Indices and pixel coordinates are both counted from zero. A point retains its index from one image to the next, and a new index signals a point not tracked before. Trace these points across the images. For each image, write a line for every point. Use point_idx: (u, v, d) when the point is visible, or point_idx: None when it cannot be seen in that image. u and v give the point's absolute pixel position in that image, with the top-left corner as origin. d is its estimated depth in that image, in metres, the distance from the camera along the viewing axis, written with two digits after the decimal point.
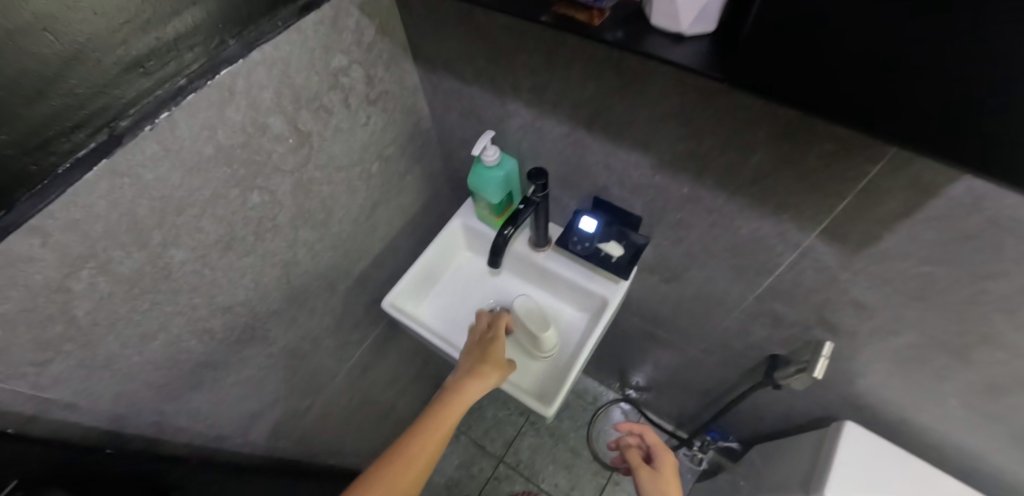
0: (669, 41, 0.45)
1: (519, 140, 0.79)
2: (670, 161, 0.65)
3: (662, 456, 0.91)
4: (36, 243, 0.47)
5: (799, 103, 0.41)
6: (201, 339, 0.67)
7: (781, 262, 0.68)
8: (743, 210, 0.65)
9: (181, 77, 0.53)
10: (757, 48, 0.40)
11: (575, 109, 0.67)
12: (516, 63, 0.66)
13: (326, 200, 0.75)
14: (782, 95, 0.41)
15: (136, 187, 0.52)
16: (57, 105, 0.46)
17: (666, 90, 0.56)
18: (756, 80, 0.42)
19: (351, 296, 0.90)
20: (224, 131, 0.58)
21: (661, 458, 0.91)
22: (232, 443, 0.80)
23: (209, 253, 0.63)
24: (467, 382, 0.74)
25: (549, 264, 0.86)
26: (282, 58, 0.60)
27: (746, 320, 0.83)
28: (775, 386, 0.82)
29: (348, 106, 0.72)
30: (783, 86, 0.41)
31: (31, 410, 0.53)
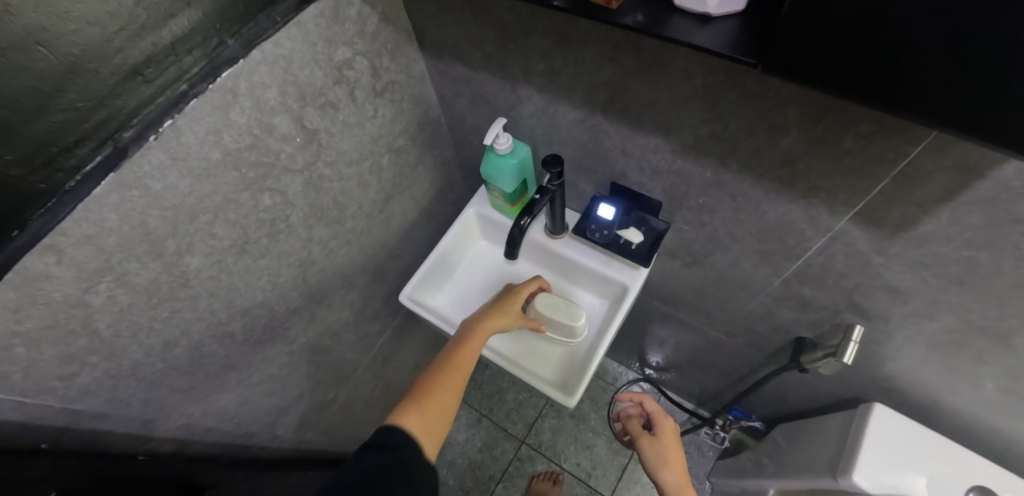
0: (694, 24, 0.42)
1: (532, 127, 0.76)
2: (692, 145, 0.62)
3: (663, 424, 0.90)
4: (50, 261, 0.47)
5: (843, 89, 0.37)
6: (223, 342, 0.67)
7: (810, 247, 0.65)
8: (771, 194, 0.62)
9: (181, 82, 0.52)
10: (793, 31, 0.36)
11: (590, 94, 0.64)
12: (527, 47, 0.63)
13: (338, 197, 0.74)
14: (824, 81, 0.38)
15: (146, 198, 0.52)
16: (59, 120, 0.45)
17: (687, 72, 0.53)
18: (794, 65, 0.38)
19: (369, 290, 0.90)
20: (230, 134, 0.56)
21: (662, 427, 0.90)
22: (259, 438, 0.82)
23: (224, 259, 0.62)
24: (490, 322, 0.77)
25: (567, 251, 0.84)
26: (284, 55, 0.58)
27: (772, 304, 0.80)
28: (802, 370, 0.80)
29: (355, 99, 0.69)
30: (824, 71, 0.37)
31: (63, 421, 0.54)
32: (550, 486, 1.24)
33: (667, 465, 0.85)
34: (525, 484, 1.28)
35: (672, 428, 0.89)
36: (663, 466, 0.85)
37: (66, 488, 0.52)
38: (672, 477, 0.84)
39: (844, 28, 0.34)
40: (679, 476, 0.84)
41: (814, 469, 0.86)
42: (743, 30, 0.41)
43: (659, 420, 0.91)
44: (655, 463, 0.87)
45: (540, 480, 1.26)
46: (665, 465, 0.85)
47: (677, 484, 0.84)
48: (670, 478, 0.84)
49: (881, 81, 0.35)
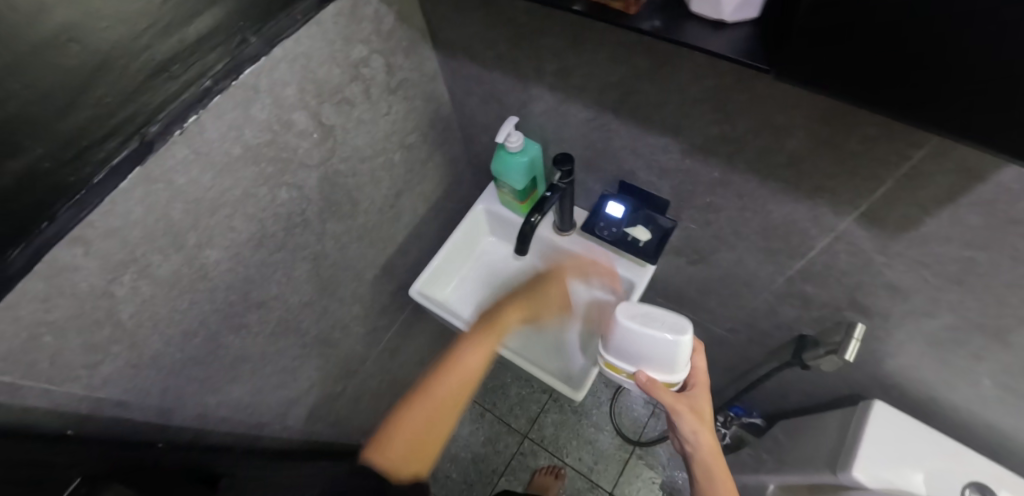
0: (709, 30, 0.43)
1: (543, 126, 0.77)
2: (701, 145, 0.63)
3: (701, 384, 0.72)
4: (78, 252, 0.48)
5: (859, 95, 0.39)
6: (238, 333, 0.69)
7: (814, 246, 0.67)
8: (777, 194, 0.63)
9: (206, 78, 0.53)
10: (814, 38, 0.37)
11: (601, 94, 0.65)
12: (540, 48, 0.64)
13: (351, 192, 0.75)
14: (840, 85, 0.39)
15: (169, 191, 0.53)
16: (89, 115, 0.46)
17: (697, 74, 0.55)
18: (811, 72, 0.39)
19: (378, 284, 0.91)
20: (250, 130, 0.58)
21: (698, 387, 0.72)
22: (269, 428, 0.83)
23: (242, 251, 0.64)
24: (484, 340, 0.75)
25: (575, 248, 0.85)
26: (304, 53, 0.59)
27: (775, 302, 0.82)
28: (804, 366, 0.82)
29: (370, 96, 0.71)
30: (842, 77, 0.38)
31: (86, 409, 0.56)
32: (552, 480, 1.26)
33: (700, 420, 0.69)
34: (527, 478, 1.30)
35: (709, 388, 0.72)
36: (694, 418, 0.69)
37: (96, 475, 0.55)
38: (705, 431, 0.69)
39: (861, 35, 0.35)
40: (708, 431, 0.70)
41: (814, 464, 0.87)
42: (755, 35, 0.43)
43: (696, 384, 0.72)
44: (685, 422, 0.69)
45: (542, 473, 1.28)
46: (699, 421, 0.69)
47: (707, 440, 0.69)
48: (700, 431, 0.69)
49: (891, 86, 0.37)
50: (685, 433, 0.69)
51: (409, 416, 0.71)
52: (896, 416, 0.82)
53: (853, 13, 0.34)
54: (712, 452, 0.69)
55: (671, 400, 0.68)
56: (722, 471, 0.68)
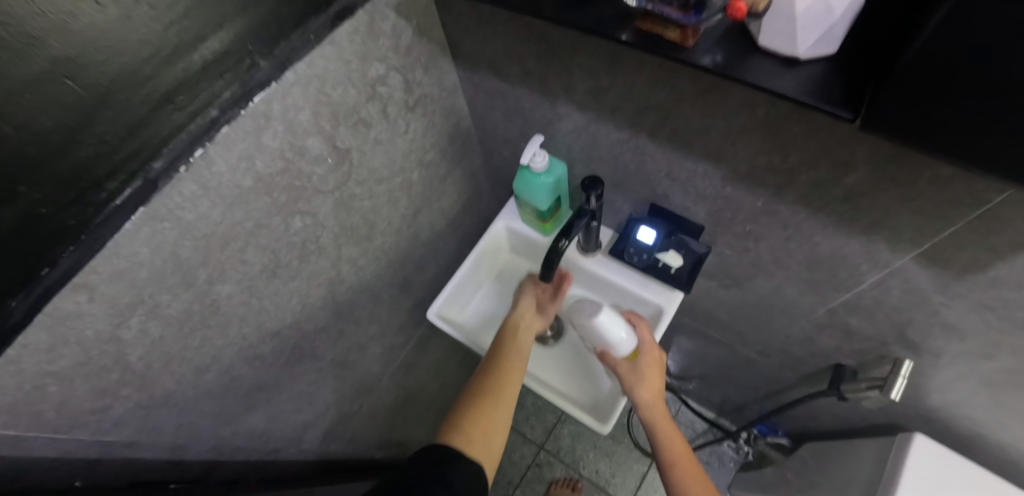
0: (780, 65, 0.38)
1: (570, 144, 0.72)
2: (745, 173, 0.58)
3: (650, 351, 0.74)
4: (82, 299, 0.45)
5: (964, 154, 0.33)
6: (252, 365, 0.66)
7: (863, 280, 0.62)
8: (827, 227, 0.58)
9: (212, 107, 0.49)
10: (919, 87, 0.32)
11: (637, 116, 0.60)
12: (571, 66, 0.59)
13: (368, 215, 0.72)
14: (943, 142, 0.33)
15: (177, 229, 0.50)
16: (89, 153, 0.43)
17: (748, 102, 0.50)
18: (909, 124, 0.34)
19: (395, 303, 0.88)
20: (263, 160, 0.54)
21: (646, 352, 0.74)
22: (285, 453, 0.81)
23: (255, 284, 0.60)
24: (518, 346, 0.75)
25: (601, 271, 0.81)
26: (318, 75, 0.55)
27: (813, 331, 0.77)
28: (842, 398, 0.78)
29: (387, 115, 0.67)
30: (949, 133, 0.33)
31: (97, 452, 0.53)
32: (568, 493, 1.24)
33: (640, 384, 0.72)
34: (543, 489, 1.28)
35: (661, 353, 0.74)
36: (634, 382, 0.73)
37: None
38: (646, 393, 0.72)
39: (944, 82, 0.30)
40: (653, 392, 0.72)
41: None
42: (837, 74, 0.37)
43: (645, 350, 0.74)
44: (630, 385, 0.73)
45: (558, 486, 1.26)
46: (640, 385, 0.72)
47: (651, 401, 0.72)
48: (642, 395, 0.72)
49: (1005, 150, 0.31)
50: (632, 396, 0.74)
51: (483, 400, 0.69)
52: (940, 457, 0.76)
53: (917, 59, 0.30)
54: (654, 410, 0.72)
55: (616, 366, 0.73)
56: (667, 428, 0.72)
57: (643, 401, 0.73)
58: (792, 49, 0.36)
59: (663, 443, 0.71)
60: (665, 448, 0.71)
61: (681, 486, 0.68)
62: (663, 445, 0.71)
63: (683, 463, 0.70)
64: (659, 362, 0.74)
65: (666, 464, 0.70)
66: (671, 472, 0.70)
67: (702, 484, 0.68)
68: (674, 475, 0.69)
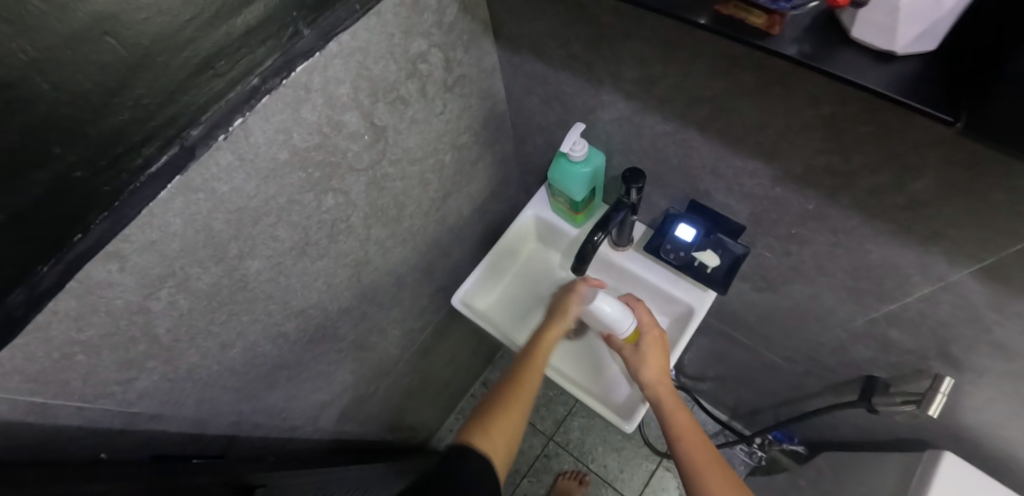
0: (870, 60, 0.36)
1: (610, 134, 0.70)
2: (799, 174, 0.56)
3: (650, 331, 0.74)
4: (113, 268, 0.43)
5: None
6: (276, 343, 0.65)
7: (913, 292, 0.60)
8: (882, 236, 0.56)
9: (253, 76, 0.46)
10: None
11: (688, 108, 0.58)
12: (623, 52, 0.57)
13: (398, 196, 0.70)
14: None
15: (211, 201, 0.48)
16: (126, 118, 0.40)
17: (815, 99, 0.47)
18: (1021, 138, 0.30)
19: (418, 288, 0.87)
20: (300, 133, 0.52)
21: (648, 334, 0.74)
22: (302, 431, 0.81)
23: (284, 260, 0.59)
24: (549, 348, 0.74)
25: (632, 266, 0.80)
26: (360, 48, 0.52)
27: (847, 340, 0.75)
28: (871, 410, 0.76)
29: (425, 94, 0.64)
30: None
31: (119, 424, 0.52)
32: (575, 486, 1.23)
33: (644, 362, 0.72)
34: (550, 480, 1.28)
35: (662, 334, 0.74)
36: (638, 361, 0.72)
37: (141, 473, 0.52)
38: (649, 371, 0.71)
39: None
40: (658, 370, 0.71)
41: None
42: (935, 71, 0.35)
43: (647, 331, 0.74)
44: (633, 364, 0.72)
45: (565, 478, 1.25)
46: (644, 364, 0.72)
47: (654, 379, 0.71)
48: (646, 373, 0.71)
49: None
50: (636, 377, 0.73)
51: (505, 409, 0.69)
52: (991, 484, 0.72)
53: None
54: (661, 387, 0.71)
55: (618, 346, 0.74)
56: (674, 404, 0.70)
57: (648, 379, 0.71)
58: (888, 45, 0.34)
59: (670, 419, 0.69)
60: (673, 423, 0.69)
61: (690, 461, 0.66)
62: (671, 421, 0.69)
63: (691, 437, 0.67)
64: (660, 342, 0.74)
65: (676, 439, 0.68)
66: (679, 446, 0.67)
67: (711, 457, 0.65)
68: (681, 451, 0.67)
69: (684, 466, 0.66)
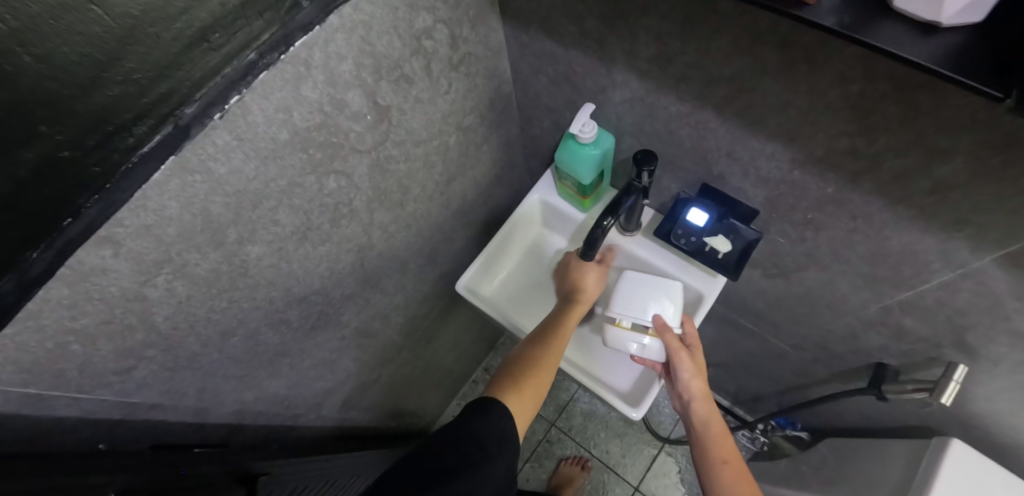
0: (914, 33, 0.34)
1: (621, 115, 0.68)
2: (820, 156, 0.54)
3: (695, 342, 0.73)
4: (107, 254, 0.41)
5: None
6: (278, 330, 0.63)
7: (930, 279, 0.58)
8: (903, 221, 0.54)
9: (250, 51, 0.43)
10: None
11: (706, 88, 0.55)
12: (639, 28, 0.54)
13: (402, 179, 0.67)
14: None
15: (209, 183, 0.45)
16: (116, 94, 0.38)
17: (843, 78, 0.45)
18: None
19: (421, 273, 0.85)
20: (300, 112, 0.49)
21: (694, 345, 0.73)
22: (305, 418, 0.79)
23: (285, 246, 0.57)
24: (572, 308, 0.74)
25: (640, 251, 0.78)
26: (364, 21, 0.50)
27: (859, 328, 0.74)
28: (880, 397, 0.75)
29: (430, 73, 0.62)
30: None
31: (118, 414, 0.51)
32: (578, 471, 1.23)
33: (698, 373, 0.71)
34: (553, 466, 1.28)
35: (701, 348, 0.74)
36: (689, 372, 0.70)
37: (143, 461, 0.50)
38: (700, 384, 0.71)
39: None
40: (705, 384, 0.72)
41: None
42: (977, 43, 0.33)
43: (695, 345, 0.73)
44: (685, 375, 0.70)
45: (569, 463, 1.25)
46: (698, 375, 0.71)
47: (701, 392, 0.71)
48: (696, 386, 0.71)
49: None
50: (682, 388, 0.72)
51: (530, 371, 0.67)
52: (1006, 473, 0.71)
53: None
54: (706, 404, 0.72)
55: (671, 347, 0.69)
56: (718, 424, 0.72)
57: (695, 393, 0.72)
58: (932, 16, 0.32)
59: (710, 436, 0.71)
60: (713, 441, 0.71)
61: (727, 485, 0.68)
62: (714, 442, 0.71)
63: (731, 461, 0.70)
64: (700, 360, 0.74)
65: (717, 460, 0.70)
66: (720, 469, 0.70)
67: (747, 484, 0.68)
68: (721, 472, 0.70)
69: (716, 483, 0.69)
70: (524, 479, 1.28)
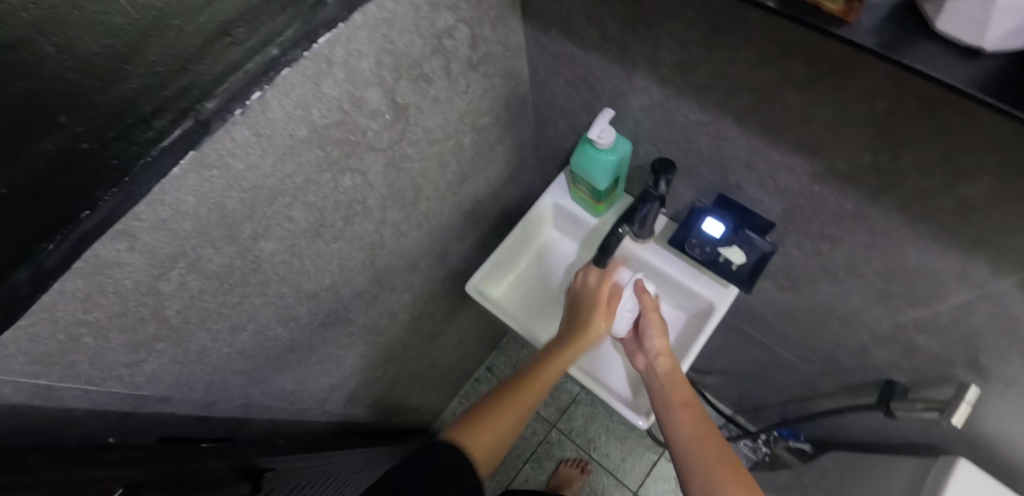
0: (949, 55, 0.33)
1: (639, 121, 0.67)
2: (842, 172, 0.53)
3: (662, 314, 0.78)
4: (122, 247, 0.41)
5: None
6: (287, 325, 0.63)
7: (948, 299, 0.58)
8: (923, 240, 0.53)
9: (273, 46, 0.42)
10: None
11: (728, 98, 0.55)
12: (663, 35, 0.53)
13: (416, 178, 0.67)
14: None
15: (225, 179, 0.45)
16: (137, 86, 0.38)
17: (869, 94, 0.44)
18: None
19: (430, 272, 0.85)
20: (319, 109, 0.49)
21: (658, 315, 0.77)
22: (310, 413, 0.79)
23: (299, 242, 0.56)
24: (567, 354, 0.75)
25: (652, 258, 0.78)
26: (386, 19, 0.49)
27: (870, 343, 0.73)
28: (888, 413, 0.75)
29: (449, 73, 0.61)
30: None
31: (128, 406, 0.50)
32: (577, 474, 1.23)
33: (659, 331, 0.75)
34: (552, 467, 1.28)
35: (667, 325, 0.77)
36: (653, 326, 0.75)
37: (147, 456, 0.49)
38: (662, 341, 0.74)
39: None
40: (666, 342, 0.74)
41: None
42: (1017, 66, 0.32)
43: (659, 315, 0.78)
44: (649, 328, 0.75)
45: (568, 465, 1.25)
46: (659, 333, 0.75)
47: (663, 348, 0.74)
48: (659, 341, 0.74)
49: None
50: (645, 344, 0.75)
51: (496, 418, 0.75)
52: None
53: None
54: (667, 358, 0.73)
55: (647, 306, 0.76)
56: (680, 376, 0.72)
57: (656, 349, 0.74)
58: (974, 39, 0.32)
59: (672, 383, 0.71)
60: (674, 389, 0.71)
61: (687, 428, 0.68)
62: (674, 386, 0.71)
63: (690, 406, 0.69)
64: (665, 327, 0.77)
65: (677, 404, 0.70)
66: (680, 411, 0.69)
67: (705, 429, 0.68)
68: (681, 416, 0.69)
69: (678, 428, 0.69)
70: (523, 479, 1.28)
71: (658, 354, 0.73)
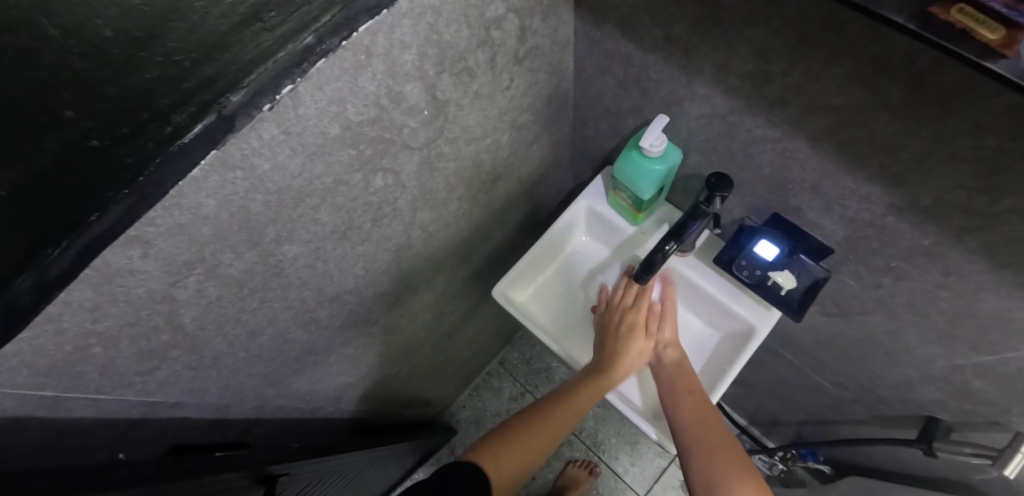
0: None
1: (693, 129, 0.62)
2: (925, 207, 0.48)
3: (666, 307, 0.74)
4: (135, 254, 0.36)
5: None
6: (307, 328, 0.59)
7: (1021, 349, 0.53)
8: (1005, 287, 0.49)
9: (307, 32, 0.36)
10: None
11: (805, 116, 0.49)
12: (739, 42, 0.48)
13: (449, 177, 0.62)
14: None
15: (250, 181, 0.40)
16: (156, 76, 0.35)
17: (979, 129, 0.39)
18: None
19: (454, 272, 0.80)
20: (355, 105, 0.43)
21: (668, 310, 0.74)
22: (324, 411, 0.77)
23: (323, 246, 0.52)
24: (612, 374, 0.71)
25: (690, 274, 0.74)
26: (433, 7, 0.43)
27: (918, 380, 0.69)
28: (926, 451, 0.71)
29: (494, 66, 0.55)
30: None
31: (138, 413, 0.48)
32: (585, 476, 1.21)
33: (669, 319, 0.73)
34: (560, 467, 1.26)
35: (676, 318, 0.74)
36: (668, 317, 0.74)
37: (153, 467, 0.46)
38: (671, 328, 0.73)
39: None
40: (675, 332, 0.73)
41: None
42: None
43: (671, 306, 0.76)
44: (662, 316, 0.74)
45: (576, 466, 1.23)
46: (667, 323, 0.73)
47: (671, 338, 0.73)
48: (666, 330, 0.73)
49: None
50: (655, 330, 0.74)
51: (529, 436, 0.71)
52: None
53: None
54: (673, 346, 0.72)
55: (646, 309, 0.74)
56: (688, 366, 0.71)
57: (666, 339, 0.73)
58: None
59: (676, 373, 0.70)
60: (678, 376, 0.70)
61: (688, 414, 0.67)
62: (680, 376, 0.70)
63: (695, 394, 0.68)
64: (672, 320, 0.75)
65: (681, 391, 0.68)
66: (683, 399, 0.68)
67: (711, 417, 0.67)
68: (687, 405, 0.67)
69: (681, 416, 0.67)
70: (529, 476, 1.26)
71: (666, 344, 0.72)
